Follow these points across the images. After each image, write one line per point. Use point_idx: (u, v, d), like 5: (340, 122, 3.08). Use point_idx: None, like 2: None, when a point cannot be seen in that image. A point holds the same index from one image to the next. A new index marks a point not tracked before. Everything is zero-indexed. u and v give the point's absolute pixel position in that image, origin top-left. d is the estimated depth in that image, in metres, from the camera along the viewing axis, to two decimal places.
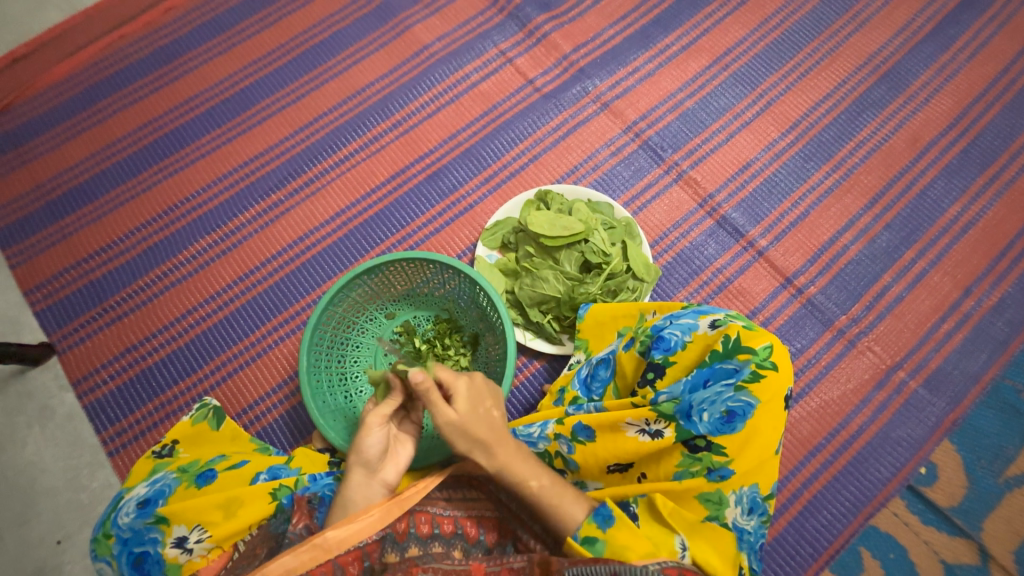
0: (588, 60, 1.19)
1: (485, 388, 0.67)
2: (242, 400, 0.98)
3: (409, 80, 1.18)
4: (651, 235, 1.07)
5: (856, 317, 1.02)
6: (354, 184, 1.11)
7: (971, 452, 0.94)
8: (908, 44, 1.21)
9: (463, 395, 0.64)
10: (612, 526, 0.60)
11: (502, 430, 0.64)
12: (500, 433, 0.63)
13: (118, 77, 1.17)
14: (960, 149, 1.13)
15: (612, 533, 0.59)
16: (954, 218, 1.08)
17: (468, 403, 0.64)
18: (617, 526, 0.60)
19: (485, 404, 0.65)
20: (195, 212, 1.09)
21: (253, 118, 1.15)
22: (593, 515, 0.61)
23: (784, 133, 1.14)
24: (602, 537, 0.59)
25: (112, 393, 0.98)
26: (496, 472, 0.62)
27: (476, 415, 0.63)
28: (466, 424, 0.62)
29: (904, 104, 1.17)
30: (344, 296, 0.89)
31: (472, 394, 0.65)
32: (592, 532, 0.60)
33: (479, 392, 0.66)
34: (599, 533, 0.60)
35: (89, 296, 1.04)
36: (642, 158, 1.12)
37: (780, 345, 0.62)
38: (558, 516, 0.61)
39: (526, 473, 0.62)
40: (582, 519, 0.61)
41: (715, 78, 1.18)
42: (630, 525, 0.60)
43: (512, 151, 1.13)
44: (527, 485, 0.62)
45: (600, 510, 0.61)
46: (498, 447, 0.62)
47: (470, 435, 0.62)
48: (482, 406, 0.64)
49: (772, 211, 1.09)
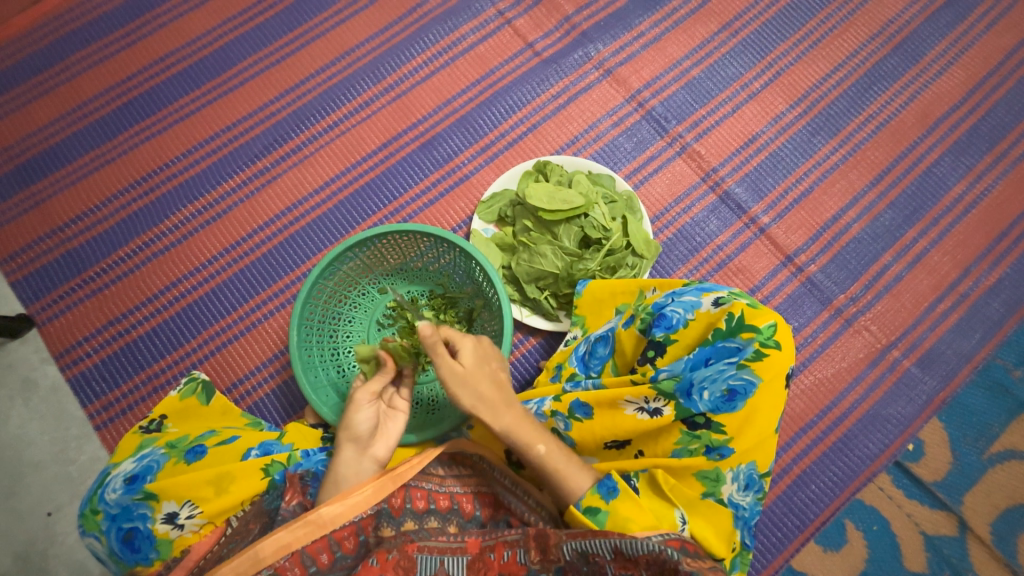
0: (591, 23, 1.12)
1: (490, 348, 0.68)
2: (233, 373, 0.96)
3: (401, 41, 1.11)
4: (652, 210, 1.04)
5: (855, 296, 1.01)
6: (344, 151, 1.06)
7: (958, 429, 0.96)
8: (925, 12, 1.16)
9: (470, 352, 0.65)
10: (615, 498, 0.60)
11: (507, 391, 0.65)
12: (507, 395, 0.64)
13: (85, 31, 1.09)
14: (969, 126, 1.11)
15: (615, 504, 0.59)
16: (958, 197, 1.07)
17: (477, 359, 0.65)
18: (620, 498, 0.60)
19: (491, 363, 0.66)
20: (176, 180, 1.04)
21: (233, 80, 1.08)
22: (597, 486, 0.61)
23: (791, 106, 1.10)
24: (605, 507, 0.59)
25: (97, 366, 0.95)
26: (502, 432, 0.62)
27: (483, 373, 0.64)
28: (473, 378, 0.63)
29: (917, 76, 1.13)
30: (334, 270, 0.86)
31: (479, 352, 0.65)
32: (596, 503, 0.60)
33: (483, 352, 0.66)
34: (602, 504, 0.60)
35: (67, 266, 1.00)
36: (645, 130, 1.08)
37: (784, 324, 0.60)
38: (562, 484, 0.61)
39: (531, 437, 0.62)
40: (585, 489, 0.61)
41: (723, 44, 1.13)
42: (633, 497, 0.60)
43: (510, 120, 1.08)
44: (531, 449, 0.62)
45: (604, 482, 0.61)
46: (505, 405, 0.63)
47: (477, 392, 0.63)
48: (487, 365, 0.65)
49: (776, 187, 1.06)
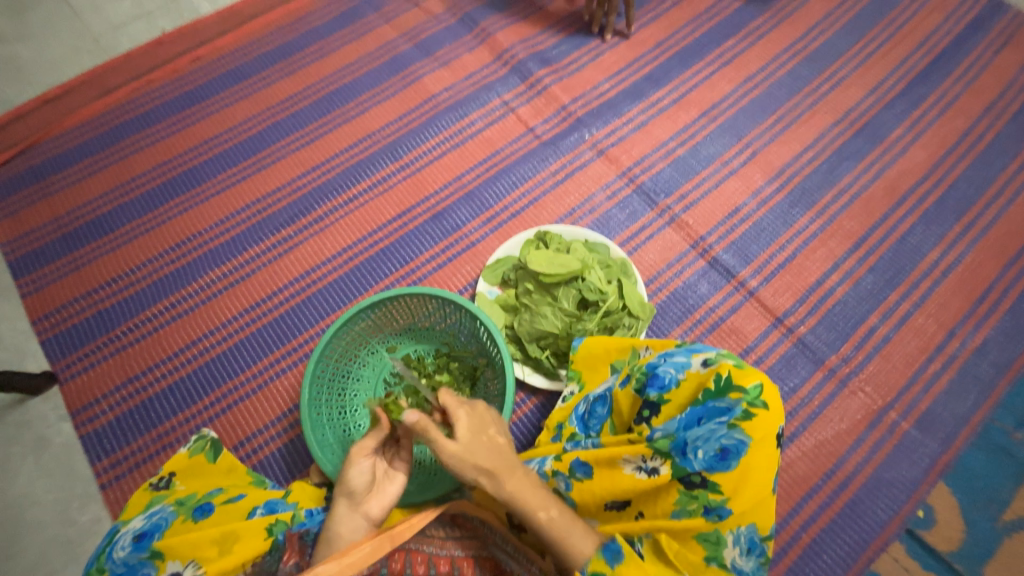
0: (585, 110, 1.27)
1: (486, 415, 0.69)
2: (241, 431, 0.98)
3: (417, 126, 1.25)
4: (646, 275, 1.11)
5: (846, 357, 1.04)
6: (362, 221, 1.16)
7: (966, 495, 0.94)
8: (882, 101, 1.31)
9: (464, 425, 0.66)
10: (620, 562, 0.59)
11: (510, 457, 0.65)
12: (510, 459, 0.64)
13: (142, 119, 1.25)
14: (936, 198, 1.20)
15: (620, 569, 0.59)
16: (934, 262, 1.14)
17: (470, 433, 0.65)
18: (625, 562, 0.59)
19: (489, 431, 0.67)
20: (207, 246, 1.13)
21: (266, 159, 1.21)
22: (601, 550, 0.60)
23: (769, 180, 1.21)
24: (611, 572, 0.59)
25: (111, 423, 0.98)
26: (506, 500, 0.62)
27: (480, 443, 0.65)
28: (470, 454, 0.63)
29: (881, 155, 1.25)
30: (347, 329, 0.92)
31: (473, 423, 0.67)
32: (601, 568, 0.59)
33: (480, 421, 0.68)
34: (607, 568, 0.59)
35: (97, 325, 1.06)
36: (636, 202, 1.18)
37: (770, 385, 0.64)
38: (566, 550, 0.60)
39: (535, 502, 0.62)
40: (591, 553, 0.60)
41: (704, 128, 1.27)
42: (637, 562, 0.60)
43: (513, 193, 1.19)
44: (537, 513, 0.61)
45: (609, 545, 0.61)
46: (507, 472, 0.63)
47: (476, 465, 0.63)
48: (485, 434, 0.66)
49: (761, 253, 1.14)
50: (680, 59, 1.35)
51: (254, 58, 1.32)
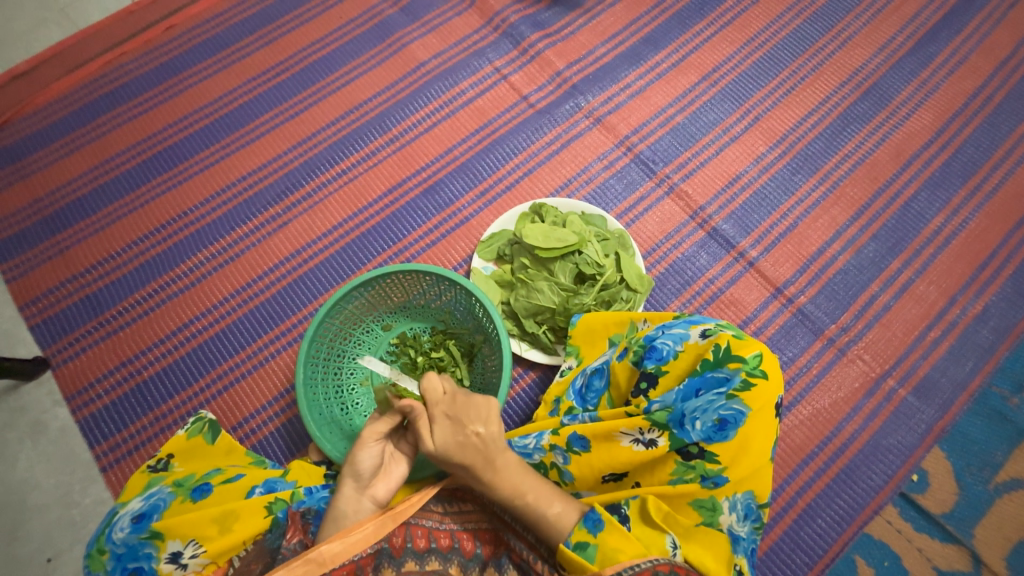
0: (581, 76, 1.22)
1: (469, 409, 0.65)
2: (238, 413, 0.98)
3: (406, 96, 1.20)
4: (644, 247, 1.09)
5: (846, 326, 1.04)
6: (352, 197, 1.12)
7: (960, 459, 0.95)
8: (890, 60, 1.26)
9: (442, 422, 0.64)
10: (601, 531, 0.60)
11: (491, 451, 0.63)
12: (488, 455, 0.63)
13: (118, 94, 1.19)
14: (942, 162, 1.17)
15: (602, 537, 0.59)
16: (938, 229, 1.11)
17: (447, 431, 0.64)
18: (607, 530, 0.60)
19: (470, 427, 0.64)
20: (194, 226, 1.10)
21: (250, 134, 1.17)
22: (583, 520, 0.61)
23: (771, 147, 1.18)
24: (593, 541, 0.59)
25: (106, 407, 0.98)
26: (484, 490, 0.63)
27: (457, 441, 0.63)
28: (445, 452, 0.63)
29: (887, 118, 1.21)
30: (340, 308, 0.90)
31: (451, 421, 0.64)
32: (584, 537, 0.60)
33: (460, 417, 0.65)
34: (590, 538, 0.59)
35: (86, 310, 1.04)
36: (634, 172, 1.15)
37: (770, 354, 0.63)
38: (547, 527, 0.62)
39: (512, 491, 0.62)
40: (573, 524, 0.61)
41: (704, 93, 1.22)
42: (620, 529, 0.60)
43: (506, 166, 1.15)
44: (515, 500, 0.62)
45: (589, 515, 0.61)
46: (484, 468, 0.62)
47: (453, 461, 0.63)
48: (464, 431, 0.64)
49: (762, 223, 1.11)
50: (680, 19, 1.28)
51: (232, 26, 1.25)
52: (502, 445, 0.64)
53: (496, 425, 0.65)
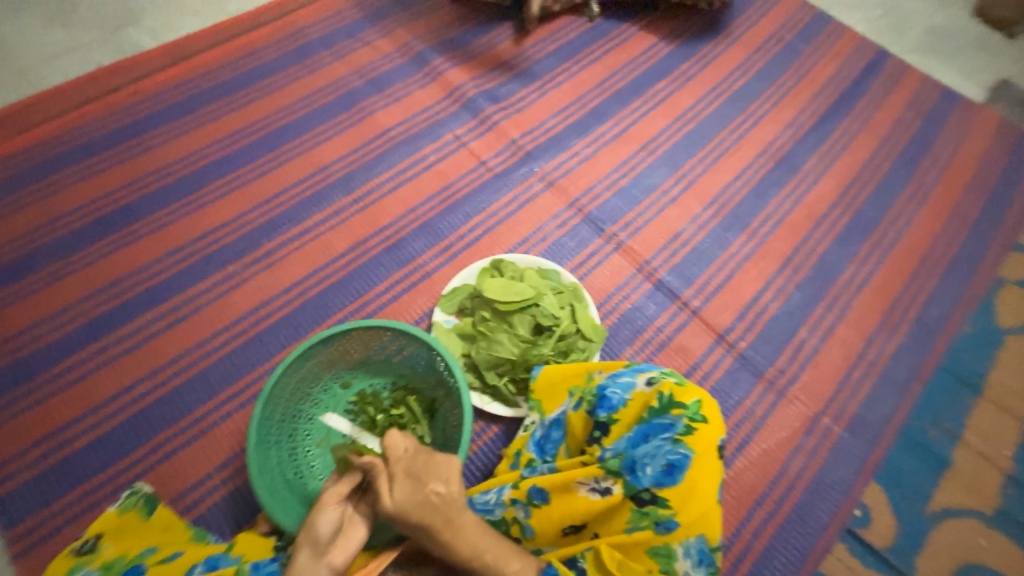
0: (534, 144, 1.34)
1: (429, 467, 0.65)
2: (179, 483, 0.92)
3: (371, 160, 1.27)
4: (597, 298, 1.16)
5: (782, 368, 1.12)
6: (314, 254, 1.15)
7: (894, 491, 1.02)
8: (796, 135, 1.47)
9: (401, 481, 0.64)
10: None
11: (449, 511, 0.62)
12: (445, 515, 0.62)
13: (74, 154, 1.19)
14: (847, 221, 1.34)
15: None
16: (851, 278, 1.26)
17: (405, 490, 0.63)
18: None
19: (429, 486, 0.63)
20: (145, 285, 1.08)
21: (211, 194, 1.19)
22: None
23: (704, 207, 1.32)
24: None
25: (26, 485, 0.89)
26: (441, 553, 0.62)
27: (415, 501, 0.62)
28: (402, 512, 0.62)
29: (799, 183, 1.39)
30: (298, 366, 0.89)
31: (410, 479, 0.64)
32: None
33: (419, 475, 0.65)
34: None
35: (13, 376, 0.97)
36: (585, 230, 1.24)
37: (709, 400, 0.68)
38: None
39: (469, 551, 0.61)
40: None
41: (644, 160, 1.37)
42: None
43: (467, 224, 1.22)
44: (471, 561, 0.61)
45: (546, 573, 0.62)
46: (441, 528, 0.61)
47: (409, 522, 0.62)
48: (423, 490, 0.63)
49: (701, 274, 1.22)
50: (620, 97, 1.46)
51: (201, 93, 1.30)
52: (461, 505, 0.63)
53: (457, 484, 0.64)
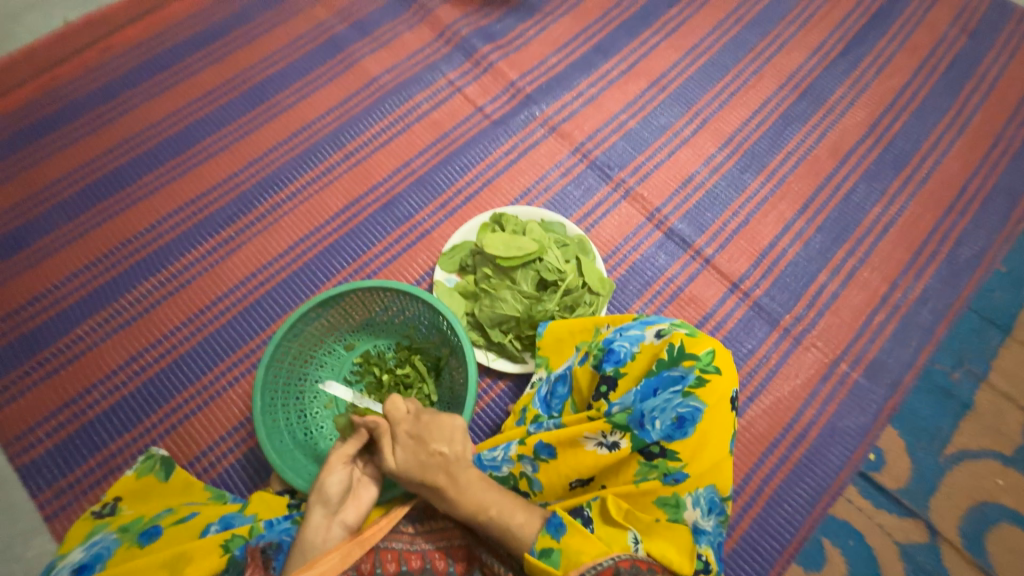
0: (535, 86, 1.24)
1: (432, 428, 0.67)
2: (193, 447, 0.94)
3: (360, 111, 1.19)
4: (604, 250, 1.11)
5: (799, 315, 1.08)
6: (308, 216, 1.10)
7: (911, 435, 1.00)
8: (823, 62, 1.33)
9: (404, 442, 0.66)
10: (564, 535, 0.58)
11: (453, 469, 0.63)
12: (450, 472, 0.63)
13: (51, 119, 1.13)
14: (876, 155, 1.24)
15: (565, 540, 0.57)
16: (877, 218, 1.18)
17: (409, 449, 0.65)
18: (569, 533, 0.58)
19: (433, 445, 0.65)
20: (140, 254, 1.05)
21: (196, 156, 1.13)
22: (545, 526, 0.59)
23: (720, 148, 1.22)
24: (557, 546, 0.57)
25: (48, 452, 0.92)
26: (448, 509, 0.62)
27: (418, 460, 0.64)
28: (407, 471, 0.64)
29: (824, 116, 1.27)
30: (298, 330, 0.88)
31: (413, 440, 0.66)
32: (548, 544, 0.58)
33: (423, 435, 0.66)
34: (553, 543, 0.58)
35: (21, 349, 0.98)
36: (591, 178, 1.17)
37: (723, 350, 0.65)
38: (513, 539, 0.60)
39: (475, 505, 0.61)
40: (537, 532, 0.60)
41: (654, 98, 1.26)
42: (582, 530, 0.58)
43: (465, 177, 1.15)
44: (478, 516, 0.61)
45: (551, 520, 0.60)
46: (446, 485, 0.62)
47: (415, 479, 0.63)
48: (426, 449, 0.65)
49: (715, 221, 1.15)
50: (627, 28, 1.32)
51: (175, 45, 1.21)
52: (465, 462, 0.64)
53: (460, 444, 0.66)
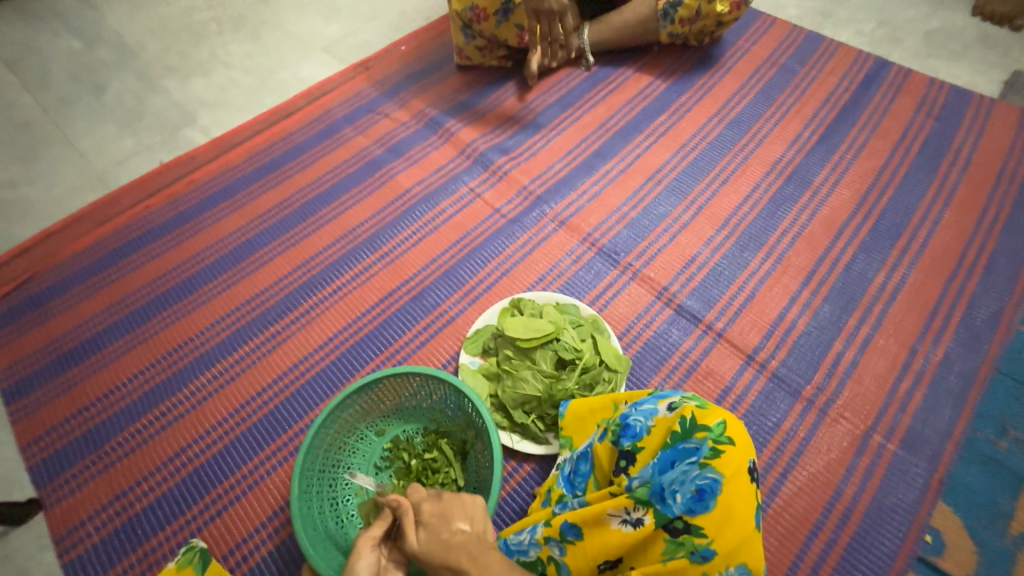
0: (544, 188, 1.42)
1: (453, 507, 0.70)
2: (230, 539, 0.96)
3: (394, 218, 1.38)
4: (618, 328, 1.17)
5: (820, 385, 1.08)
6: (346, 310, 1.23)
7: (968, 513, 0.94)
8: (803, 151, 1.48)
9: (427, 522, 0.68)
10: None
11: (475, 548, 0.65)
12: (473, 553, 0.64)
13: (140, 240, 1.36)
14: (869, 228, 1.32)
15: None
16: (882, 285, 1.22)
17: (432, 529, 0.67)
18: None
19: (454, 525, 0.67)
20: (199, 351, 1.18)
21: (254, 263, 1.31)
22: None
23: (717, 230, 1.33)
24: None
25: (96, 547, 0.96)
26: None
27: (440, 539, 0.66)
28: (430, 552, 0.65)
29: (812, 197, 1.39)
30: (335, 417, 0.94)
31: (435, 519, 0.68)
32: None
33: (444, 514, 0.69)
34: None
35: (86, 443, 1.07)
36: (600, 263, 1.28)
37: (734, 420, 0.68)
38: None
39: None
40: None
41: (651, 191, 1.41)
42: None
43: (486, 268, 1.28)
44: None
45: None
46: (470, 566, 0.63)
47: (438, 560, 0.65)
48: (448, 529, 0.67)
49: (722, 296, 1.22)
50: (622, 136, 1.53)
51: (245, 176, 1.47)
52: (487, 542, 0.66)
53: (480, 523, 0.69)
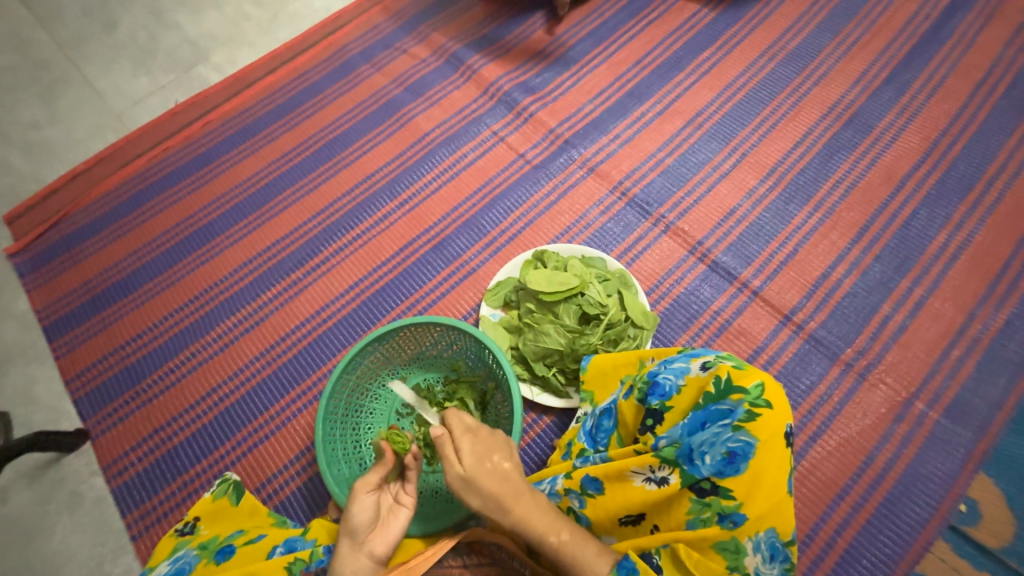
0: (573, 131, 1.32)
1: (492, 441, 0.68)
2: (260, 474, 1.01)
3: (413, 163, 1.31)
4: (647, 283, 1.12)
5: (862, 349, 1.02)
6: (366, 258, 1.20)
7: (1011, 485, 0.89)
8: (867, 91, 1.32)
9: (468, 450, 0.67)
10: None
11: (516, 483, 0.65)
12: (516, 487, 0.65)
13: (160, 183, 1.34)
14: (936, 181, 1.18)
15: None
16: (943, 245, 1.11)
17: (475, 457, 0.66)
18: None
19: (495, 457, 0.66)
20: (223, 295, 1.19)
21: (273, 209, 1.29)
22: (618, 568, 0.62)
23: (761, 180, 1.22)
24: None
25: (140, 474, 1.02)
26: (514, 527, 0.64)
27: (484, 469, 0.65)
28: (474, 480, 0.64)
29: (873, 144, 1.24)
30: (357, 363, 0.94)
31: (478, 449, 0.67)
32: None
33: (486, 445, 0.68)
34: None
35: (125, 380, 1.11)
36: (630, 215, 1.20)
37: (773, 383, 0.63)
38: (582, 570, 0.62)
39: (545, 525, 0.63)
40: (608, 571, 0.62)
41: (690, 136, 1.29)
42: None
43: (509, 218, 1.22)
44: (547, 537, 0.62)
45: (624, 564, 0.62)
46: (513, 499, 0.64)
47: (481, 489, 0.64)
48: (489, 460, 0.66)
49: (761, 252, 1.13)
50: (660, 73, 1.39)
51: (259, 117, 1.41)
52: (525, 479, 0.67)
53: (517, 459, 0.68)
